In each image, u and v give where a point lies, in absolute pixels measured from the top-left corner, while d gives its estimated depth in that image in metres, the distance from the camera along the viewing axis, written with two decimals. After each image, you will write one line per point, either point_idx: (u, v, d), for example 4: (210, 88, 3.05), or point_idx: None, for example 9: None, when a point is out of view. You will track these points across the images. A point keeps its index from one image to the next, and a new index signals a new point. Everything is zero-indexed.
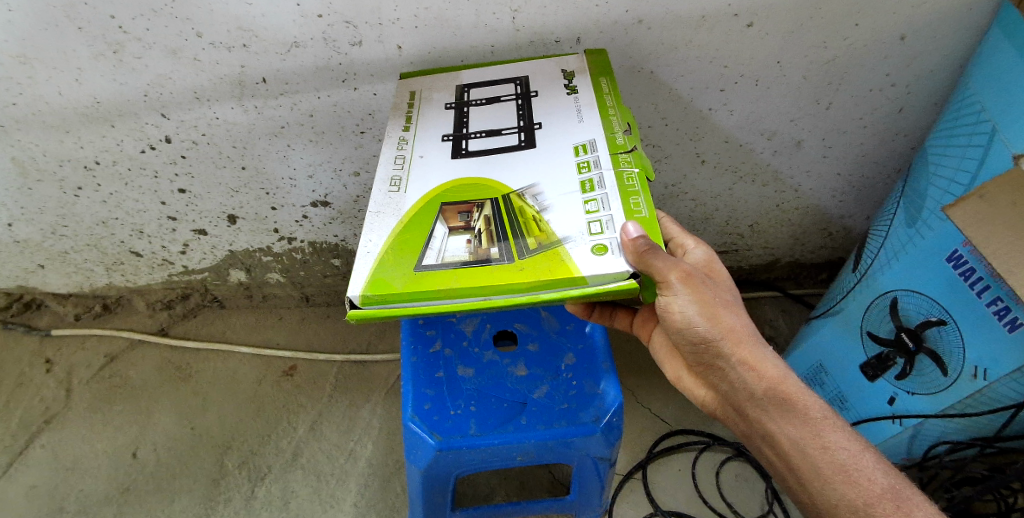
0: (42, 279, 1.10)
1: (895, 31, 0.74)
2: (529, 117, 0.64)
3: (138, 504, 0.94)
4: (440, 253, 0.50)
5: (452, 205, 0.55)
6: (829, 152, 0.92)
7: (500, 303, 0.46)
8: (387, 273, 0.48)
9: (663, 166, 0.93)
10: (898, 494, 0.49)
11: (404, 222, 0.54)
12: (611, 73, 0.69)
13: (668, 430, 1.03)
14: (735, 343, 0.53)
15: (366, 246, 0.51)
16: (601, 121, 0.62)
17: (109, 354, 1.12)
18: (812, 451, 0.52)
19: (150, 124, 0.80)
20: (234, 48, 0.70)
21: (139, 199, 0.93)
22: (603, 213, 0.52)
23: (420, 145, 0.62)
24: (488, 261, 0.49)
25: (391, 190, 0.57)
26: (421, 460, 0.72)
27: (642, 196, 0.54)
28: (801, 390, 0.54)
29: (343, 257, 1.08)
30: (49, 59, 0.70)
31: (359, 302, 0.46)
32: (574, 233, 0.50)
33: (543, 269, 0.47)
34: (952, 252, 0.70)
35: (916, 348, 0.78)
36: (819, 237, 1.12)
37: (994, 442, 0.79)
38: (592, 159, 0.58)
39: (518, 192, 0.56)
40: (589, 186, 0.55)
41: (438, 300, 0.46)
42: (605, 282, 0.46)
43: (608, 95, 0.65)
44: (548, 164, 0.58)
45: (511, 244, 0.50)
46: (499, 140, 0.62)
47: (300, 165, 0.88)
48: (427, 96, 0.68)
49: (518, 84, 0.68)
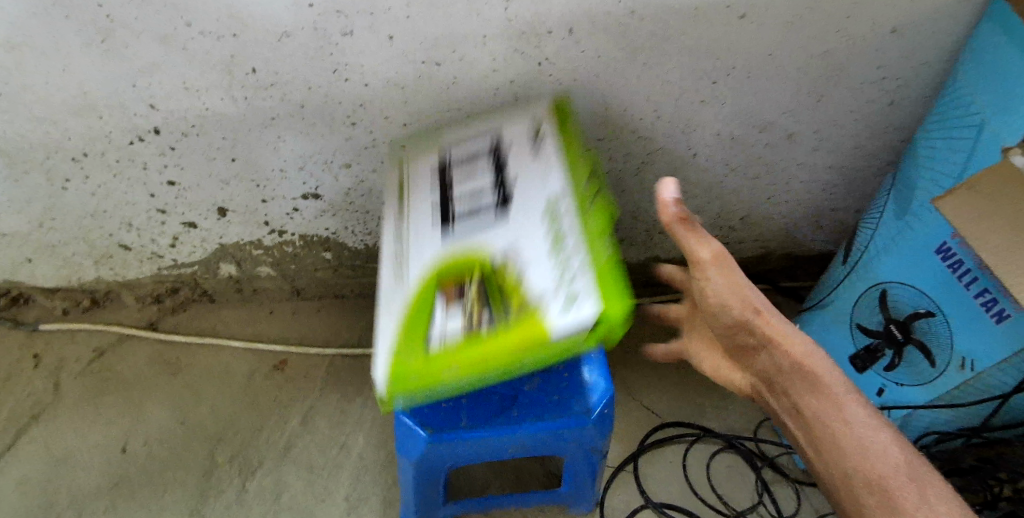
0: (29, 272, 1.09)
1: (887, 24, 0.74)
2: (504, 173, 0.70)
3: (128, 499, 0.94)
4: (439, 331, 0.61)
5: (442, 280, 0.64)
6: (820, 145, 0.93)
7: (491, 359, 0.55)
8: (404, 356, 0.61)
9: (654, 159, 0.93)
10: (918, 469, 0.45)
11: (408, 303, 0.65)
12: (572, 121, 0.75)
13: (659, 422, 1.04)
14: (762, 321, 0.53)
15: (383, 338, 0.65)
16: (563, 174, 0.67)
17: (98, 348, 1.11)
18: (835, 424, 0.49)
19: (137, 115, 0.79)
20: (224, 37, 0.69)
21: (128, 191, 0.92)
22: (570, 260, 0.57)
23: (413, 246, 0.69)
24: (479, 331, 0.58)
25: (394, 284, 0.69)
26: (413, 453, 0.72)
27: (604, 240, 0.59)
28: (827, 366, 0.51)
29: (334, 250, 1.07)
30: (35, 47, 0.69)
31: (385, 389, 0.60)
32: (547, 288, 0.57)
33: (525, 328, 0.55)
34: (942, 245, 0.71)
35: (906, 339, 0.78)
36: (810, 230, 1.12)
37: (981, 432, 0.80)
38: (558, 208, 0.63)
39: (495, 252, 0.63)
40: (558, 240, 0.60)
41: (446, 379, 0.57)
42: (574, 332, 0.53)
43: (570, 145, 0.71)
44: (521, 222, 0.64)
45: (495, 308, 0.59)
46: (478, 217, 0.67)
47: (291, 156, 0.87)
48: (415, 169, 0.78)
49: (492, 138, 0.74)
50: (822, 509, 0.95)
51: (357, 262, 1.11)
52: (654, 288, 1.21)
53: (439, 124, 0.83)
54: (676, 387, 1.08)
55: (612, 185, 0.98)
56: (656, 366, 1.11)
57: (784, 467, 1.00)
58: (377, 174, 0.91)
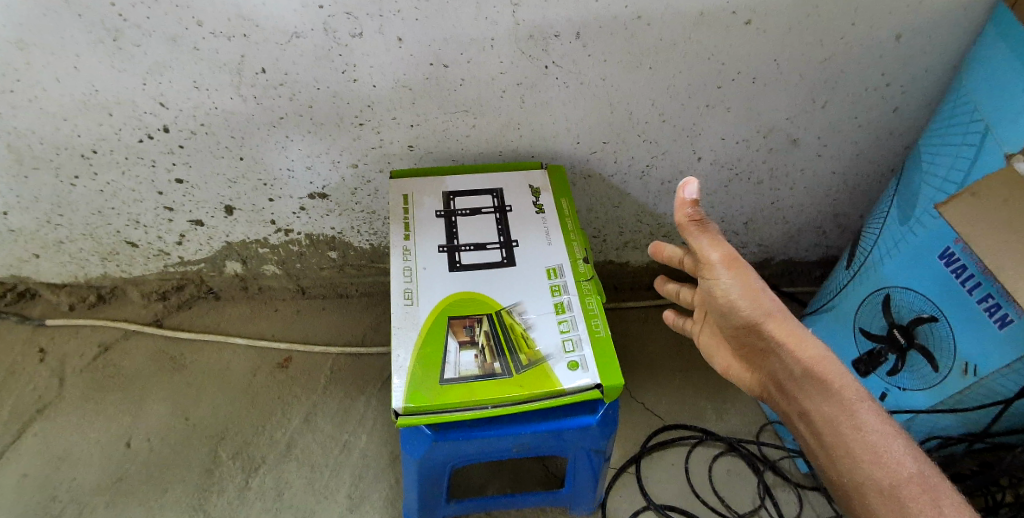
0: (36, 268, 1.09)
1: (891, 31, 0.75)
2: (508, 233, 0.78)
3: (131, 494, 0.94)
4: (457, 366, 0.66)
5: (457, 318, 0.70)
6: (824, 151, 0.93)
7: (507, 406, 0.64)
8: (420, 386, 0.64)
9: (659, 162, 0.93)
10: (929, 480, 0.44)
11: (421, 335, 0.68)
12: (569, 191, 0.85)
13: (661, 425, 1.04)
14: (775, 323, 0.54)
15: (398, 360, 0.66)
16: (566, 247, 0.77)
17: (103, 344, 1.11)
18: (845, 430, 0.49)
19: (147, 113, 0.80)
20: (234, 37, 0.70)
21: (135, 188, 0.93)
22: (574, 332, 0.69)
23: (422, 257, 0.75)
24: (494, 375, 0.66)
25: (406, 304, 0.71)
26: (418, 450, 0.72)
27: (600, 318, 0.71)
28: (842, 370, 0.51)
29: (339, 249, 1.08)
30: (48, 44, 0.70)
31: (402, 411, 0.63)
32: (553, 349, 0.68)
33: (537, 383, 0.65)
34: (944, 250, 0.71)
35: (908, 344, 0.79)
36: (813, 235, 1.13)
37: (983, 438, 0.79)
38: (562, 283, 0.74)
39: (508, 309, 0.71)
40: (561, 307, 0.71)
41: (463, 409, 0.64)
42: (579, 392, 0.65)
43: (568, 217, 0.81)
44: (526, 282, 0.74)
45: (508, 360, 0.67)
46: (485, 254, 0.76)
47: (298, 156, 0.88)
48: (418, 200, 0.81)
49: (494, 195, 0.82)
50: (824, 513, 0.95)
51: (362, 262, 1.12)
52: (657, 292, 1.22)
53: (445, 125, 0.84)
54: (678, 390, 1.08)
55: (616, 188, 0.98)
56: (659, 369, 1.11)
57: (786, 470, 1.00)
58: (383, 174, 0.92)
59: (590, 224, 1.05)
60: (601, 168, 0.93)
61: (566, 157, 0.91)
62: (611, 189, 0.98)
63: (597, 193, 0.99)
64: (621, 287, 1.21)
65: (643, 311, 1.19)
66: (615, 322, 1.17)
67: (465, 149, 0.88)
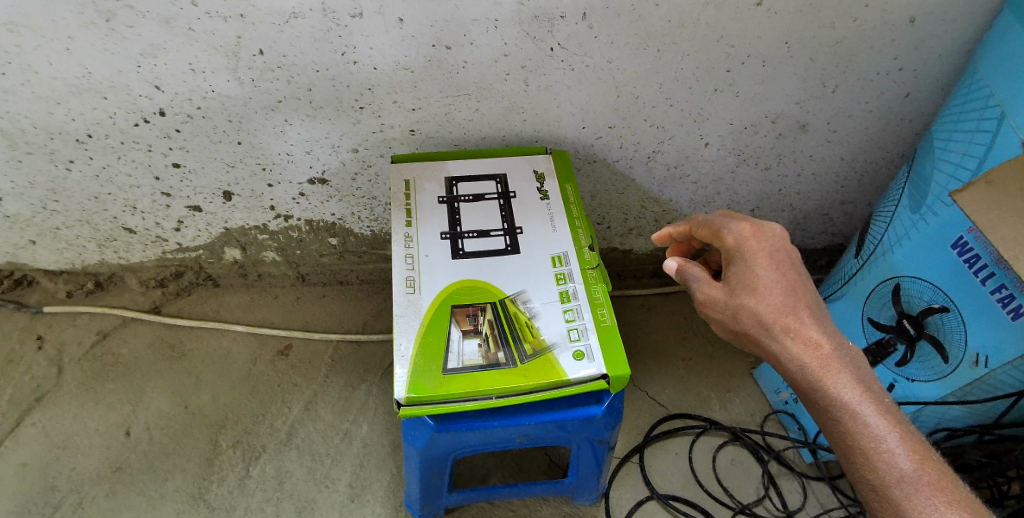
0: (32, 255, 1.08)
1: (906, 14, 0.73)
2: (512, 219, 0.77)
3: (130, 483, 0.94)
4: (459, 356, 0.65)
5: (461, 307, 0.69)
6: (833, 137, 0.92)
7: (512, 398, 0.63)
8: (422, 376, 0.63)
9: (664, 148, 0.91)
10: (933, 482, 0.41)
11: (423, 323, 0.67)
12: (574, 177, 0.84)
13: (664, 414, 1.03)
14: (767, 332, 0.47)
15: (400, 350, 0.65)
16: (571, 235, 0.76)
17: (101, 332, 1.10)
18: (837, 432, 0.44)
19: (142, 96, 0.78)
20: (230, 18, 0.68)
21: (131, 174, 0.91)
22: (579, 321, 0.68)
23: (424, 244, 0.73)
24: (497, 364, 0.65)
25: (408, 292, 0.69)
26: (419, 441, 0.71)
27: (605, 307, 0.70)
28: (834, 367, 0.45)
29: (339, 236, 1.07)
30: (38, 27, 0.68)
31: (404, 401, 0.62)
32: (558, 338, 0.67)
33: (541, 373, 0.64)
34: (958, 239, 0.70)
35: (918, 335, 0.78)
36: (820, 223, 1.11)
37: (993, 429, 0.80)
38: (567, 271, 0.72)
39: (512, 297, 0.70)
40: (566, 296, 0.70)
41: (465, 400, 0.63)
42: (584, 383, 0.64)
43: (574, 203, 0.80)
44: (531, 271, 0.72)
45: (512, 350, 0.66)
46: (489, 242, 0.75)
47: (297, 140, 0.86)
48: (419, 186, 0.79)
49: (498, 182, 0.81)
50: (827, 504, 0.95)
51: (363, 249, 1.11)
52: (661, 280, 1.21)
53: (447, 109, 0.82)
54: (682, 379, 1.08)
55: (622, 174, 0.96)
56: (663, 357, 1.10)
57: (790, 461, 0.99)
58: (383, 159, 0.90)
59: (594, 210, 1.04)
60: (606, 153, 0.92)
61: (570, 142, 0.89)
62: (615, 175, 0.96)
63: (602, 178, 0.97)
64: (625, 274, 1.20)
65: (647, 299, 1.18)
66: (619, 310, 1.16)
67: (467, 133, 0.87)
